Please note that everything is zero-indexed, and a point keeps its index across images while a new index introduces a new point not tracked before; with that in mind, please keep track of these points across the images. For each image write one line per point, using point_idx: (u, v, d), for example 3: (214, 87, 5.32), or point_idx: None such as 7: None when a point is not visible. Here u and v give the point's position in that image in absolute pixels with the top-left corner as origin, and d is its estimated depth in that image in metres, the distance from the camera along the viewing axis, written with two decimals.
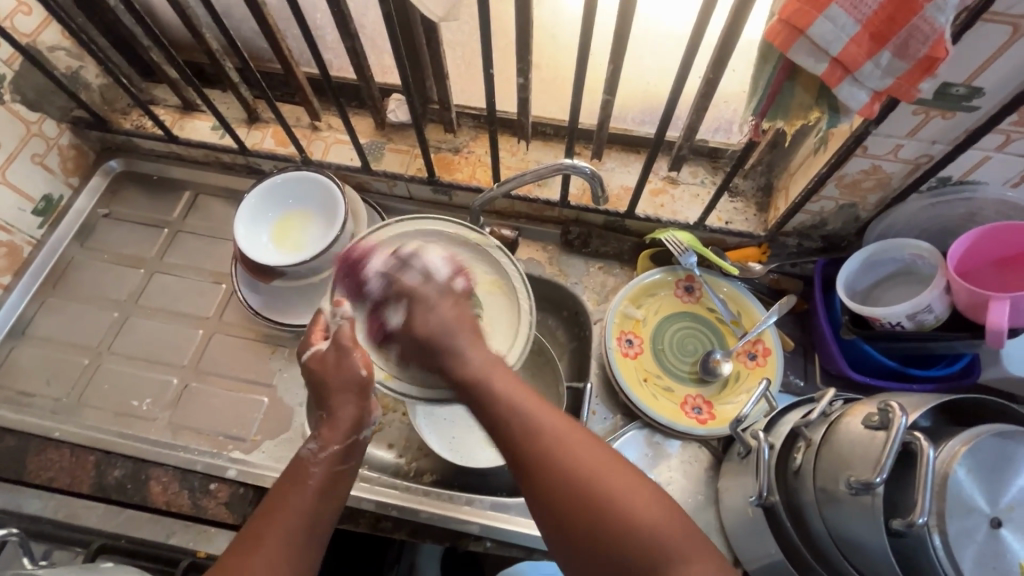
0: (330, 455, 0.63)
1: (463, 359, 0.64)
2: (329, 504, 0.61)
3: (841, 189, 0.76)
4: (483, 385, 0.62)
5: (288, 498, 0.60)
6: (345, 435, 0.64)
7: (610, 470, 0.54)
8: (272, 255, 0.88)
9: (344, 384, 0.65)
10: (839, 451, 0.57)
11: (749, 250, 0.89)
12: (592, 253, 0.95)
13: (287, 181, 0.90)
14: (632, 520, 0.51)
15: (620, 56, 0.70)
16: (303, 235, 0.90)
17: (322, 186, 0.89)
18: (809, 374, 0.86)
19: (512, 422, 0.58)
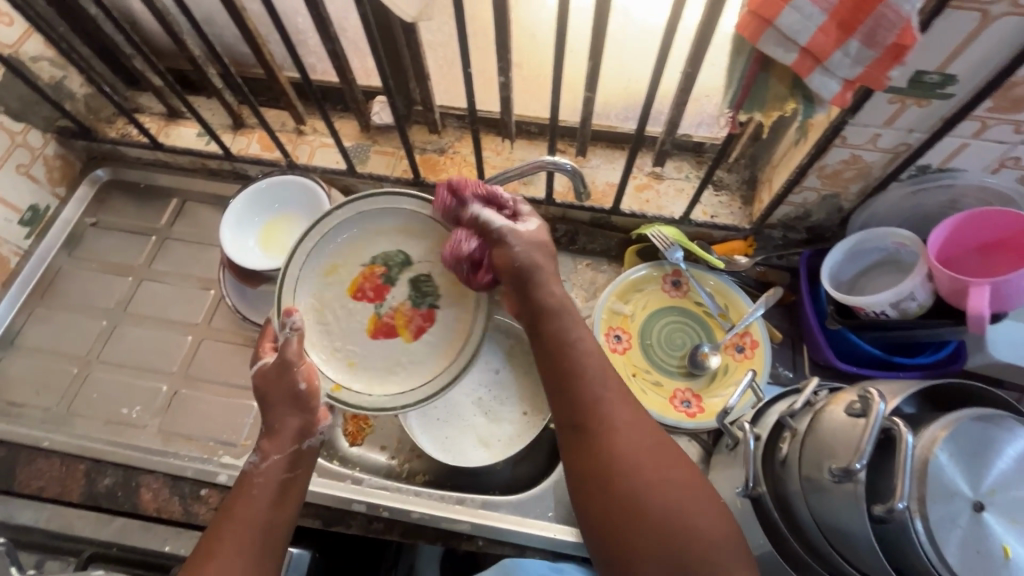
0: (274, 464, 0.65)
1: (560, 319, 0.67)
2: (283, 510, 0.63)
3: (822, 180, 0.76)
4: (569, 355, 0.65)
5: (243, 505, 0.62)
6: (288, 444, 0.66)
7: (646, 448, 0.60)
8: (259, 259, 0.88)
9: (283, 397, 0.67)
10: (822, 440, 0.57)
11: (735, 244, 0.89)
12: (579, 250, 0.95)
13: (272, 186, 0.90)
14: (655, 488, 0.57)
15: (598, 51, 0.70)
16: (290, 238, 0.90)
17: (308, 190, 0.90)
18: (797, 364, 0.87)
19: (589, 388, 0.63)
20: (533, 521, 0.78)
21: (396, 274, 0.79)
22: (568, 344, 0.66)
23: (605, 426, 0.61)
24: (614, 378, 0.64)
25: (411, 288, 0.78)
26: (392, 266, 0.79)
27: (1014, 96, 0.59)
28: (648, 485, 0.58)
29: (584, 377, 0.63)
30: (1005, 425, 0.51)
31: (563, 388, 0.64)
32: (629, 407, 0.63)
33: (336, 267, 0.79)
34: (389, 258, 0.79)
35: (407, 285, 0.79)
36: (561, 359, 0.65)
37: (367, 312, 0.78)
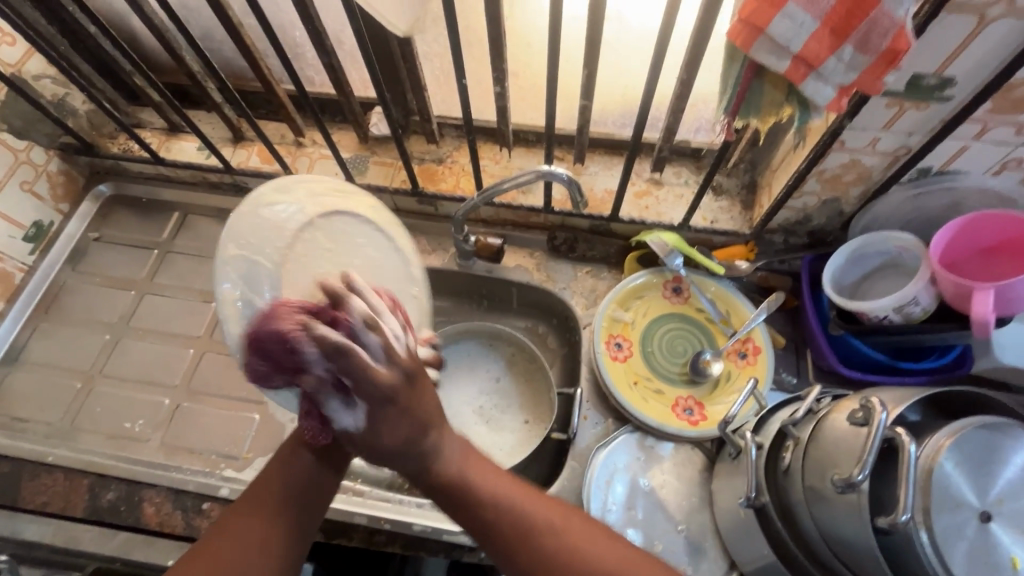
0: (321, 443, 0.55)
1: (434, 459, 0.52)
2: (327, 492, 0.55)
3: (822, 184, 0.75)
4: (464, 485, 0.52)
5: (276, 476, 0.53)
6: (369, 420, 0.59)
7: (591, 538, 0.51)
8: None
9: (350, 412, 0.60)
10: (825, 450, 0.56)
11: (735, 249, 0.88)
12: (579, 257, 0.95)
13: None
14: (611, 574, 0.48)
15: (592, 60, 0.70)
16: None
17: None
18: (801, 370, 0.85)
19: (506, 512, 0.51)
20: None
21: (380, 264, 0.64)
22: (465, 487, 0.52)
23: (529, 541, 0.50)
24: (511, 488, 0.53)
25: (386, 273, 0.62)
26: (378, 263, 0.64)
27: (1013, 97, 0.58)
28: (593, 551, 0.50)
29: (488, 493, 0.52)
30: (1013, 433, 0.50)
31: (473, 521, 0.51)
32: (561, 521, 0.51)
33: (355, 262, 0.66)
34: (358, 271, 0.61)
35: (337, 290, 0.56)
36: (463, 503, 0.52)
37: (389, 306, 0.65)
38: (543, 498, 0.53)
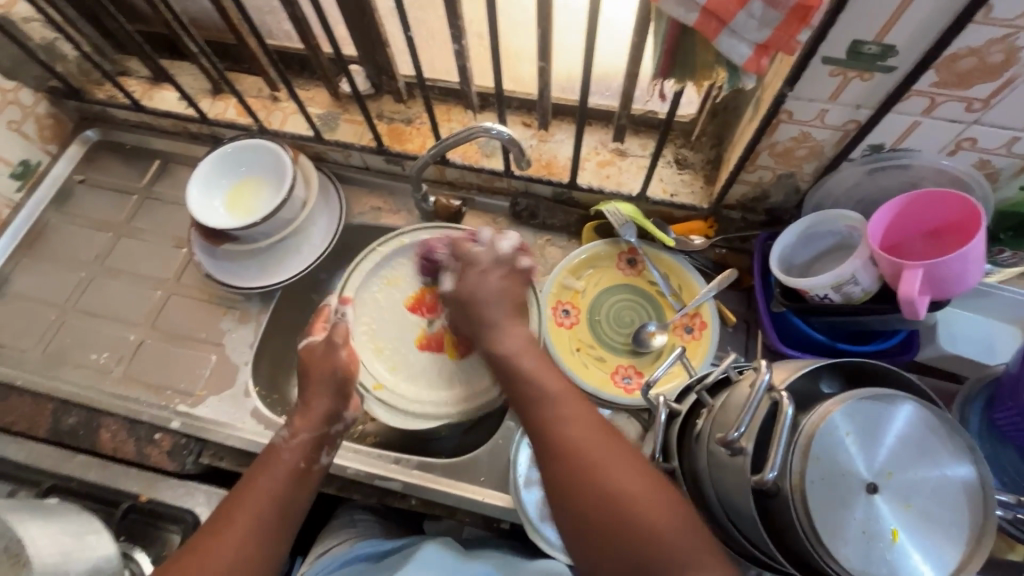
0: (300, 442, 0.70)
1: (499, 338, 0.70)
2: (299, 491, 0.67)
3: (775, 158, 0.74)
4: (517, 368, 0.66)
5: (260, 481, 0.66)
6: (315, 428, 0.71)
7: (578, 421, 0.60)
8: (224, 219, 0.91)
9: (325, 379, 0.74)
10: (728, 415, 0.56)
11: (695, 223, 0.88)
12: (540, 224, 0.96)
13: (238, 150, 0.93)
14: (614, 489, 0.54)
15: (545, 20, 0.70)
16: (254, 198, 0.93)
17: (275, 153, 0.92)
18: (749, 350, 0.86)
19: (550, 414, 0.61)
20: (466, 485, 0.79)
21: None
22: (528, 397, 0.64)
23: (537, 403, 0.63)
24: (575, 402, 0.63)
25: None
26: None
27: (959, 70, 0.56)
28: (606, 460, 0.56)
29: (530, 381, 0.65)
30: (906, 409, 0.49)
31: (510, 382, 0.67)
32: (579, 416, 0.61)
33: (398, 278, 0.92)
34: (443, 283, 0.92)
35: None
36: (515, 384, 0.66)
37: (415, 327, 0.91)
38: (577, 400, 0.63)
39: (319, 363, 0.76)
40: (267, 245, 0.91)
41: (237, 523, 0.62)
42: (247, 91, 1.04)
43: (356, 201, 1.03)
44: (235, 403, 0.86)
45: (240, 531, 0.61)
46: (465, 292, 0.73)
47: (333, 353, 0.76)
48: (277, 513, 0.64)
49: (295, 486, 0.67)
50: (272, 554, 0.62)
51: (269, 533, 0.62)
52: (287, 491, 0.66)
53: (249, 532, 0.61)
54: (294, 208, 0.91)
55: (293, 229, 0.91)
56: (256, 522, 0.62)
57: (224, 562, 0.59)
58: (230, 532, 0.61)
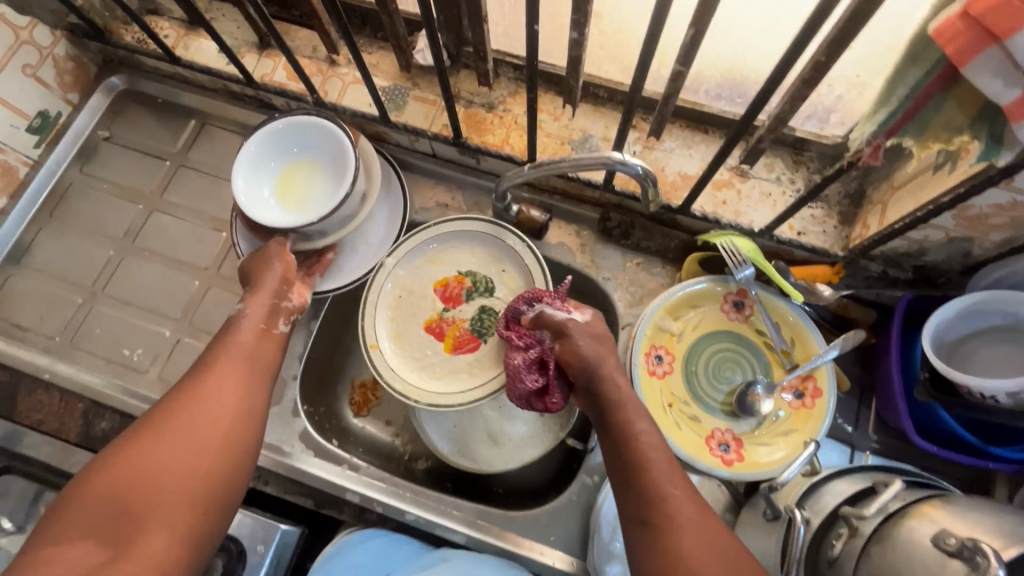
0: (251, 317, 0.68)
1: (635, 436, 0.58)
2: (257, 380, 0.63)
3: (958, 221, 0.60)
4: (642, 464, 0.56)
5: (214, 373, 0.61)
6: (267, 298, 0.70)
7: (687, 498, 0.54)
8: (275, 214, 0.76)
9: (265, 275, 0.71)
10: (895, 561, 0.47)
11: (818, 269, 0.75)
12: (632, 245, 0.83)
13: (290, 126, 0.77)
14: None
15: (706, 19, 0.55)
16: (307, 187, 0.78)
17: (332, 134, 0.76)
18: (860, 421, 0.76)
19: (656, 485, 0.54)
20: (534, 545, 0.72)
21: (476, 297, 0.82)
22: (647, 497, 0.54)
23: (658, 514, 0.53)
24: (670, 472, 0.56)
25: (478, 315, 0.81)
26: (477, 288, 0.82)
27: None
28: None
29: (654, 492, 0.54)
30: None
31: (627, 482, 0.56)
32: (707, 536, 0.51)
33: (442, 260, 0.84)
34: (480, 282, 0.82)
35: (476, 310, 0.81)
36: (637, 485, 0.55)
37: (430, 308, 0.82)
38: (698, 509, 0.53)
39: (261, 263, 0.72)
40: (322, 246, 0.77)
41: (189, 409, 0.57)
42: (299, 48, 0.88)
43: (419, 192, 0.89)
44: (282, 424, 0.78)
45: (205, 416, 0.57)
46: (595, 379, 0.62)
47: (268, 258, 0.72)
48: (254, 363, 0.64)
49: (260, 343, 0.67)
50: (255, 392, 0.62)
51: (232, 428, 0.58)
52: (242, 379, 0.62)
53: (214, 413, 0.58)
54: (353, 205, 0.75)
55: (352, 229, 0.77)
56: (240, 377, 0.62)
57: (179, 451, 0.54)
58: (186, 413, 0.57)
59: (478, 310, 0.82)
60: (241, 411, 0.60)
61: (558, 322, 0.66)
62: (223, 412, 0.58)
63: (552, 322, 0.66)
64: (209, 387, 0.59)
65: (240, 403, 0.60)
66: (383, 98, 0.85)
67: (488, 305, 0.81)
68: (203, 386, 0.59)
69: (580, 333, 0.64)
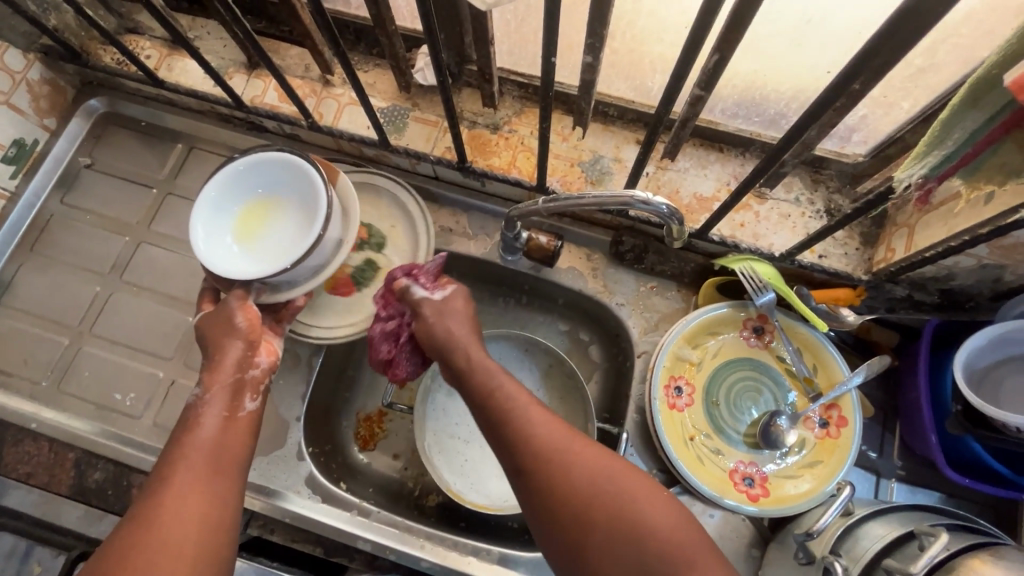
0: (213, 398, 0.61)
1: (487, 378, 0.61)
2: (227, 470, 0.57)
3: (992, 250, 0.58)
4: (503, 410, 0.59)
5: (177, 475, 0.54)
6: (229, 377, 0.63)
7: (552, 430, 0.57)
8: (239, 264, 0.66)
9: (224, 336, 0.64)
10: None
11: (840, 292, 0.73)
12: (646, 269, 0.80)
13: (251, 165, 0.67)
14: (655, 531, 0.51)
15: (732, 47, 0.51)
16: (270, 229, 0.68)
17: (300, 170, 0.67)
18: (885, 447, 0.74)
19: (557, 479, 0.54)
20: None
21: (366, 248, 0.78)
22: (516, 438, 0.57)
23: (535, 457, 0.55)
24: (524, 405, 0.59)
25: (363, 266, 0.77)
26: (371, 241, 0.78)
27: None
28: (631, 501, 0.52)
29: (523, 433, 0.56)
30: None
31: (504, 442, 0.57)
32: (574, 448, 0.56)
33: None
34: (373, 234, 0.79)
35: (365, 261, 0.78)
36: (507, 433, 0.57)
37: None
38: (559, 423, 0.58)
39: (221, 328, 0.65)
40: (288, 298, 0.68)
41: (159, 527, 0.51)
42: (290, 67, 0.83)
43: None
44: (285, 468, 0.74)
45: (173, 526, 0.51)
46: (458, 362, 0.63)
47: (228, 315, 0.64)
48: (220, 459, 0.58)
49: (226, 433, 0.60)
50: (229, 497, 0.56)
51: (207, 535, 0.52)
52: (211, 477, 0.56)
53: (185, 523, 0.52)
54: (325, 252, 0.66)
55: (324, 278, 0.68)
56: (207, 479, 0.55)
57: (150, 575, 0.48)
58: (153, 532, 0.51)
59: (365, 260, 0.78)
60: (214, 517, 0.54)
61: (416, 300, 0.67)
62: (192, 522, 0.52)
63: (409, 300, 0.67)
64: (173, 497, 0.53)
65: (212, 500, 0.54)
66: (381, 119, 0.80)
67: (375, 260, 0.78)
68: (165, 496, 0.53)
69: (430, 313, 0.66)
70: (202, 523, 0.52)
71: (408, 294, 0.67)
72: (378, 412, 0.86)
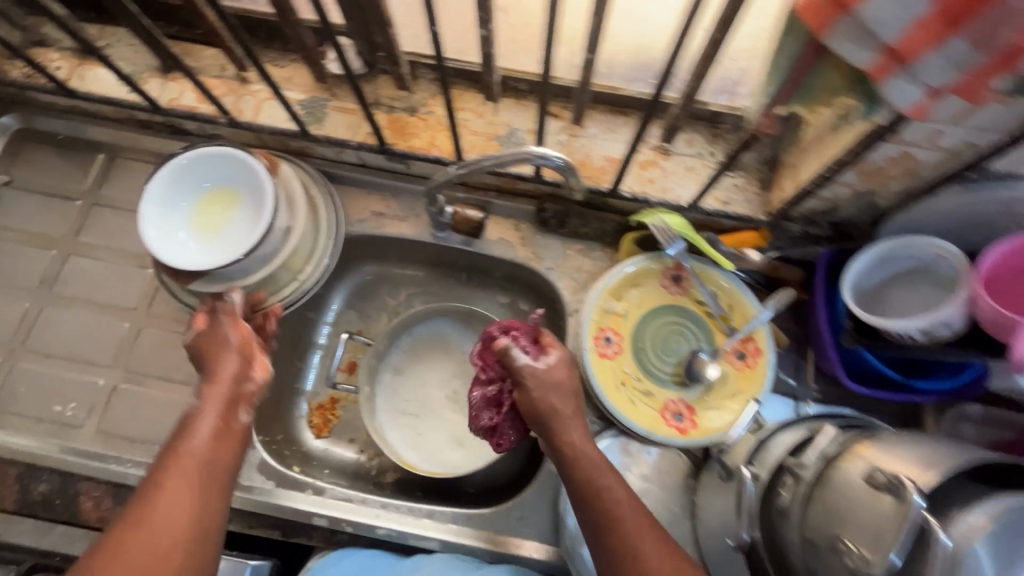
0: (207, 411, 0.62)
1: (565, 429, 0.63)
2: (216, 485, 0.57)
3: (860, 176, 0.64)
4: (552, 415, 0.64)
5: (164, 481, 0.55)
6: (225, 390, 0.64)
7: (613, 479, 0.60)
8: (195, 255, 0.73)
9: (225, 349, 0.67)
10: (835, 505, 0.50)
11: (746, 235, 0.78)
12: (570, 233, 0.84)
13: (196, 161, 0.75)
14: None
15: (602, 7, 0.56)
16: (225, 222, 0.76)
17: (246, 167, 0.75)
18: (800, 373, 0.80)
19: (625, 548, 0.56)
20: (507, 539, 0.73)
21: None
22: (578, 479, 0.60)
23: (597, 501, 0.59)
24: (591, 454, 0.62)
25: None
26: None
27: None
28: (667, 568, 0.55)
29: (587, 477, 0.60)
30: None
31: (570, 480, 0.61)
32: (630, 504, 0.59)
33: None
34: None
35: None
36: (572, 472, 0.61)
37: None
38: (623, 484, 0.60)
39: (218, 345, 0.67)
40: (245, 292, 0.75)
41: (143, 530, 0.52)
42: (205, 68, 0.84)
43: (352, 204, 0.87)
44: None
45: (154, 538, 0.52)
46: (548, 429, 0.63)
47: (222, 333, 0.68)
48: (211, 471, 0.58)
49: (218, 443, 0.60)
50: (213, 509, 0.56)
51: (184, 548, 0.53)
52: (198, 490, 0.56)
53: (165, 532, 0.52)
54: (274, 241, 0.74)
55: (274, 265, 0.75)
56: (199, 482, 0.57)
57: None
58: (139, 533, 0.52)
59: None
60: (204, 520, 0.55)
61: (517, 368, 0.66)
62: (176, 529, 0.53)
63: (543, 372, 0.65)
64: (161, 500, 0.53)
65: (196, 512, 0.54)
66: (301, 111, 0.82)
67: None
68: (153, 498, 0.54)
69: (552, 384, 0.65)
70: (185, 535, 0.53)
71: (507, 360, 0.67)
72: (330, 399, 0.88)
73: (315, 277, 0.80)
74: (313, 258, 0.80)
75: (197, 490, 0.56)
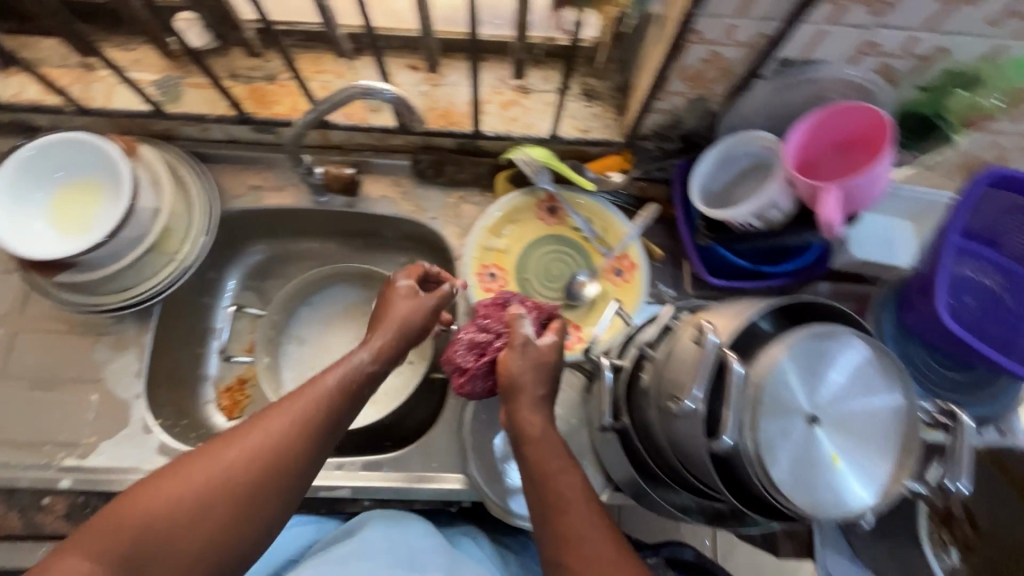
0: (369, 358, 0.61)
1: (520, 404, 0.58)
2: (295, 454, 0.53)
3: (686, 83, 0.69)
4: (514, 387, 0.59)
5: (269, 425, 0.53)
6: (390, 329, 0.64)
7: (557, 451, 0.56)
8: (55, 245, 0.72)
9: (418, 310, 0.67)
10: (670, 368, 0.54)
11: (611, 159, 0.82)
12: (448, 181, 0.87)
13: (45, 150, 0.73)
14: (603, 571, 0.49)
15: None
16: (86, 211, 0.74)
17: (99, 150, 0.73)
18: (678, 281, 0.85)
19: (566, 526, 0.51)
20: (417, 475, 0.75)
21: None
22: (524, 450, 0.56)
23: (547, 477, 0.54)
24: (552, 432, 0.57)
25: None
26: None
27: None
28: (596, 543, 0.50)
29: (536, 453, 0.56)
30: (847, 340, 0.48)
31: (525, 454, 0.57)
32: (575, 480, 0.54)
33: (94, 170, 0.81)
34: None
35: None
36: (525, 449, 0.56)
37: None
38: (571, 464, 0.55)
39: (399, 293, 0.68)
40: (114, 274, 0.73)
41: (192, 471, 0.50)
42: (46, 58, 0.82)
43: (228, 181, 0.87)
44: (135, 444, 0.74)
45: (197, 487, 0.50)
46: (512, 400, 0.59)
47: (392, 290, 0.68)
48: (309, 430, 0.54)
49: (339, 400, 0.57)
50: (281, 477, 0.52)
51: (220, 511, 0.50)
52: (285, 450, 0.52)
53: (205, 482, 0.50)
54: (141, 222, 0.73)
55: (145, 246, 0.74)
56: (282, 431, 0.53)
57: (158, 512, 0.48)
58: (190, 471, 0.50)
59: None
60: (242, 479, 0.51)
61: (524, 331, 0.62)
62: (218, 479, 0.50)
63: (536, 349, 0.61)
64: (231, 445, 0.52)
65: (255, 473, 0.51)
66: (155, 91, 0.81)
67: None
68: (228, 440, 0.52)
69: (538, 362, 0.60)
70: (224, 496, 0.50)
71: (520, 323, 0.63)
72: (237, 380, 0.87)
73: (193, 256, 0.79)
74: (189, 236, 0.79)
75: (270, 445, 0.52)
